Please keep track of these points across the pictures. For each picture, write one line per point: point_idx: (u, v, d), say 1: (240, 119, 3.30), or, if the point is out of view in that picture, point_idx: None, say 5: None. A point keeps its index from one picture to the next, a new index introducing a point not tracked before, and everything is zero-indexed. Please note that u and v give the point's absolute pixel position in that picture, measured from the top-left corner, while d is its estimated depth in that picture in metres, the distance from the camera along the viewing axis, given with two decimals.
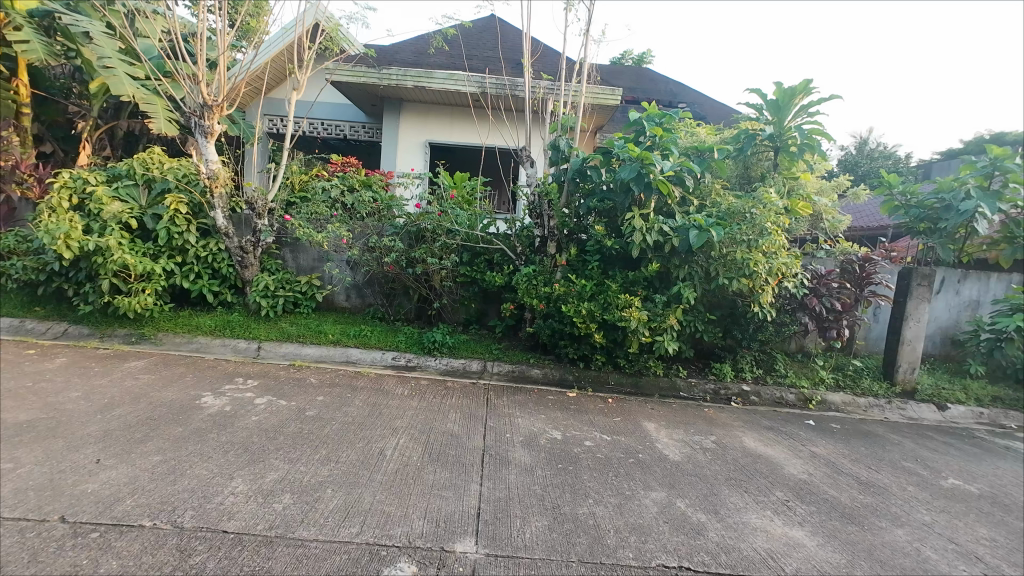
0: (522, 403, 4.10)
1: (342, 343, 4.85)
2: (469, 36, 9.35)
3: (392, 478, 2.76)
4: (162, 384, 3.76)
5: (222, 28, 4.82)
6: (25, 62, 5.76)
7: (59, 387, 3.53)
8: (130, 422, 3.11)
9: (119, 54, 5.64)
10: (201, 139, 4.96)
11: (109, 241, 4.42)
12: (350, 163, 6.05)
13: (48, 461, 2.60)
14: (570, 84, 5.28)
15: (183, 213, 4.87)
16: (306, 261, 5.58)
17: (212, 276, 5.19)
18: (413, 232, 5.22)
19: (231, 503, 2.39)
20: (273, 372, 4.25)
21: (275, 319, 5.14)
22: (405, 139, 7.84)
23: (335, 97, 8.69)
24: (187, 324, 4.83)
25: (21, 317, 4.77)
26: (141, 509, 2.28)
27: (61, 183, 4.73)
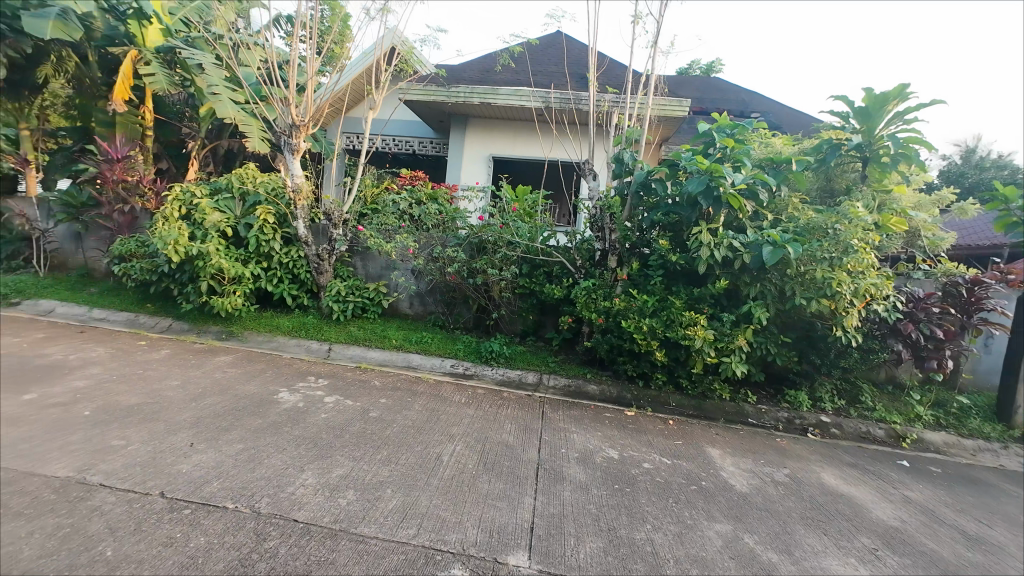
0: (578, 418, 4.03)
1: (404, 349, 5.05)
2: (534, 53, 9.56)
3: (447, 484, 2.81)
4: (246, 378, 4.12)
5: (311, 56, 5.28)
6: (151, 91, 6.65)
7: (163, 375, 3.98)
8: (218, 411, 3.43)
9: (225, 82, 6.36)
10: (288, 155, 5.44)
11: (209, 247, 4.93)
12: (418, 176, 6.35)
13: (151, 441, 2.92)
14: (636, 96, 5.20)
15: (270, 223, 5.34)
16: (374, 269, 5.91)
17: (292, 281, 5.63)
18: (475, 243, 5.36)
19: (302, 495, 2.55)
20: (341, 373, 4.51)
21: (344, 323, 5.47)
22: (470, 153, 8.12)
23: (406, 114, 9.20)
24: (269, 324, 5.27)
25: (136, 312, 5.45)
26: (224, 492, 2.50)
27: (173, 195, 5.36)
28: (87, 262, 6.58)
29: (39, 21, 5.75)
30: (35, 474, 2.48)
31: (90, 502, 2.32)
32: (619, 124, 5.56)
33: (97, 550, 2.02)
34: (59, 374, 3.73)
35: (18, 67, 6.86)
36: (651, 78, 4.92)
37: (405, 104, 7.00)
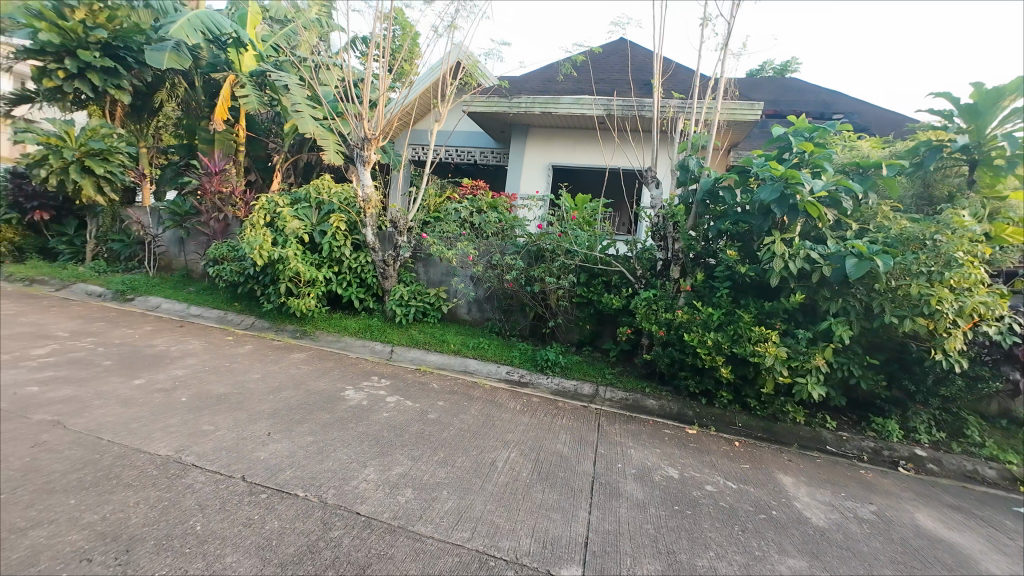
0: (635, 433, 3.91)
1: (462, 354, 5.17)
2: (597, 61, 9.51)
3: (502, 491, 2.82)
4: (317, 375, 4.40)
5: (383, 73, 5.61)
6: (245, 111, 7.37)
7: (246, 368, 4.36)
8: (292, 404, 3.70)
9: (307, 100, 6.91)
10: (360, 167, 5.79)
11: (288, 251, 5.35)
12: (479, 185, 6.51)
13: (235, 428, 3.20)
14: (704, 100, 5.00)
15: (342, 230, 5.70)
16: (435, 275, 6.12)
17: (360, 285, 5.96)
18: (533, 251, 5.38)
19: (364, 489, 2.67)
20: (402, 374, 4.70)
21: (406, 326, 5.70)
22: (530, 163, 8.21)
23: (469, 126, 9.48)
24: (338, 324, 5.61)
25: (225, 310, 6.03)
26: (296, 481, 2.67)
27: (260, 204, 5.88)
28: (187, 264, 7.38)
29: (158, 53, 6.59)
30: (141, 451, 2.80)
31: (184, 479, 2.57)
32: (685, 130, 5.37)
33: (189, 523, 2.24)
34: (162, 363, 4.20)
35: (140, 93, 7.89)
36: (720, 82, 4.72)
37: (468, 116, 7.22)
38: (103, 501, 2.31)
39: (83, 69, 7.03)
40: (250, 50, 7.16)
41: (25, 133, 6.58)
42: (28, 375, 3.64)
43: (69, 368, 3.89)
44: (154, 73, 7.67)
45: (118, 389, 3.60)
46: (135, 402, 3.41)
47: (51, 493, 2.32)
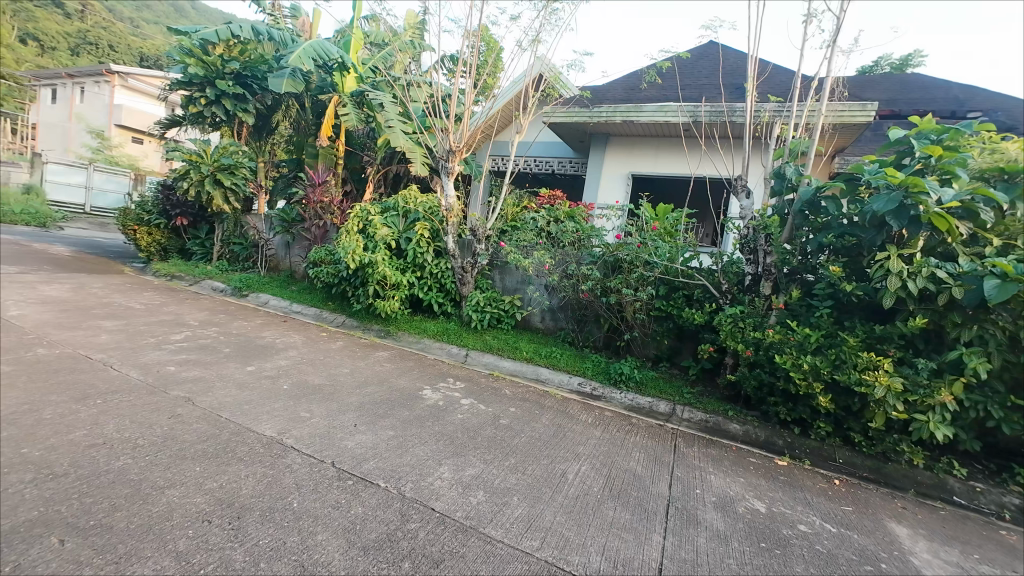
0: (717, 459, 3.65)
1: (534, 362, 5.19)
2: (684, 67, 9.17)
3: (572, 504, 2.78)
4: (398, 373, 4.68)
5: (469, 89, 5.86)
6: (345, 128, 8.10)
7: (338, 362, 4.75)
8: (376, 399, 3.95)
9: (398, 116, 7.42)
10: (444, 177, 6.08)
11: (377, 256, 5.75)
12: (557, 196, 6.55)
13: (327, 417, 3.49)
14: (807, 101, 4.59)
15: (426, 237, 6.03)
16: (511, 283, 6.25)
17: (440, 290, 6.24)
18: (610, 262, 5.27)
19: (439, 486, 2.79)
20: (476, 378, 4.84)
21: (481, 331, 5.86)
22: (609, 172, 8.10)
23: (548, 136, 9.58)
24: (418, 327, 5.92)
25: (321, 308, 6.61)
26: (378, 472, 2.85)
27: (354, 213, 6.38)
28: (292, 265, 8.22)
29: (277, 80, 7.47)
30: (252, 429, 3.16)
31: (284, 459, 2.86)
32: (783, 135, 4.98)
33: (288, 499, 2.48)
34: (269, 354, 4.72)
35: (262, 115, 8.98)
36: (826, 82, 4.32)
37: (548, 127, 7.30)
38: (222, 471, 2.64)
39: (219, 96, 8.17)
40: (352, 73, 7.86)
41: (173, 152, 7.86)
42: (169, 357, 4.28)
43: (198, 353, 4.51)
44: (274, 97, 8.71)
45: (234, 374, 4.10)
46: (248, 386, 3.85)
47: (183, 459, 2.70)
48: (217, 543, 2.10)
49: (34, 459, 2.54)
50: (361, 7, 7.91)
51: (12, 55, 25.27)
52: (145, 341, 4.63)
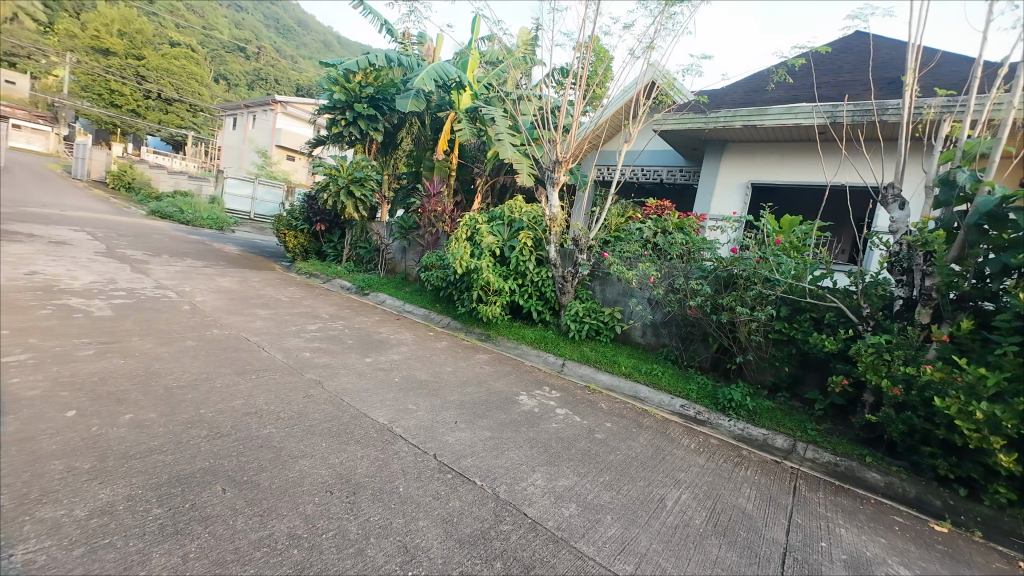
0: (849, 510, 3.14)
1: (633, 378, 4.98)
2: (820, 62, 8.22)
3: (670, 533, 2.61)
4: (496, 376, 4.83)
5: (578, 100, 5.88)
6: (459, 142, 8.68)
7: (442, 361, 5.06)
8: (475, 400, 4.12)
9: (508, 130, 7.73)
10: (549, 187, 6.15)
11: (482, 262, 6.02)
12: (665, 206, 6.26)
13: (431, 412, 3.73)
14: (992, 92, 3.79)
15: (528, 245, 6.18)
16: (611, 295, 6.12)
17: (539, 298, 6.33)
18: (723, 278, 4.89)
19: (532, 492, 2.81)
20: (572, 389, 4.79)
21: (579, 342, 5.81)
22: (725, 181, 7.53)
23: (658, 144, 9.22)
24: (517, 333, 6.06)
25: (429, 309, 7.11)
26: (474, 470, 2.96)
27: (463, 221, 6.74)
28: (406, 269, 8.97)
29: (403, 101, 8.24)
30: (367, 415, 3.50)
31: (393, 446, 3.11)
32: (954, 135, 4.18)
33: (395, 483, 2.69)
34: (383, 348, 5.20)
35: (389, 133, 10.02)
36: (1021, 66, 3.48)
37: (658, 135, 7.01)
38: (342, 449, 2.96)
39: (356, 117, 9.28)
40: (467, 90, 8.37)
41: (317, 167, 9.08)
42: (305, 344, 4.94)
43: (328, 342, 5.14)
44: (400, 116, 9.67)
45: (355, 363, 4.59)
46: (366, 376, 4.29)
47: (313, 435, 3.09)
48: (337, 513, 2.36)
49: (207, 419, 3.09)
50: (479, 29, 8.43)
51: (209, 93, 31.52)
52: (288, 329, 5.40)
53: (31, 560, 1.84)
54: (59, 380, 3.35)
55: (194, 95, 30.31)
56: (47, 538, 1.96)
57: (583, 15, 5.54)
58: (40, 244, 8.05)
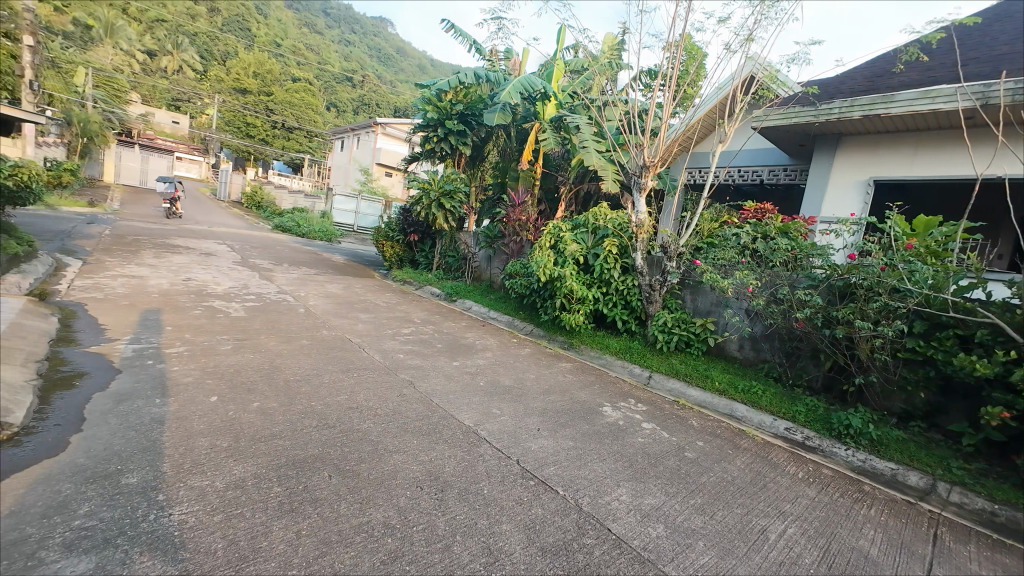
0: (1011, 571, 2.59)
1: (728, 395, 4.61)
2: (966, 36, 7.03)
3: (774, 569, 2.36)
4: (580, 386, 4.76)
5: (667, 101, 5.63)
6: (544, 151, 8.79)
7: (525, 368, 5.11)
8: (558, 408, 4.11)
9: (592, 137, 7.65)
10: (636, 193, 5.93)
11: (566, 270, 6.00)
12: (766, 208, 5.75)
13: (515, 417, 3.78)
14: None
15: (613, 253, 6.03)
16: (703, 305, 5.76)
17: (624, 307, 6.15)
18: (838, 287, 4.35)
19: (616, 508, 2.72)
20: (659, 404, 4.56)
21: (667, 354, 5.54)
22: (840, 178, 6.71)
23: (759, 143, 8.49)
24: (601, 342, 5.94)
25: (513, 316, 7.25)
26: (557, 478, 2.95)
27: (547, 229, 6.77)
28: (491, 276, 9.25)
29: (490, 114, 8.55)
30: (454, 416, 3.66)
31: (478, 448, 3.21)
32: None
33: (479, 484, 2.77)
34: (470, 353, 5.40)
35: (477, 146, 10.48)
36: None
37: (758, 132, 6.46)
38: (431, 448, 3.12)
39: (447, 133, 9.86)
40: (553, 100, 8.44)
41: (412, 182, 9.75)
42: (400, 346, 5.30)
43: (419, 345, 5.47)
44: (487, 130, 10.07)
45: (444, 366, 4.82)
46: (454, 379, 4.49)
47: (405, 432, 3.30)
48: (426, 508, 2.49)
49: (317, 411, 3.45)
50: (565, 39, 8.49)
51: (322, 120, 35.45)
52: (385, 332, 5.85)
53: (185, 519, 2.18)
54: (205, 369, 3.97)
55: (311, 122, 34.29)
56: (196, 503, 2.31)
57: (674, 14, 5.34)
58: (194, 255, 9.62)
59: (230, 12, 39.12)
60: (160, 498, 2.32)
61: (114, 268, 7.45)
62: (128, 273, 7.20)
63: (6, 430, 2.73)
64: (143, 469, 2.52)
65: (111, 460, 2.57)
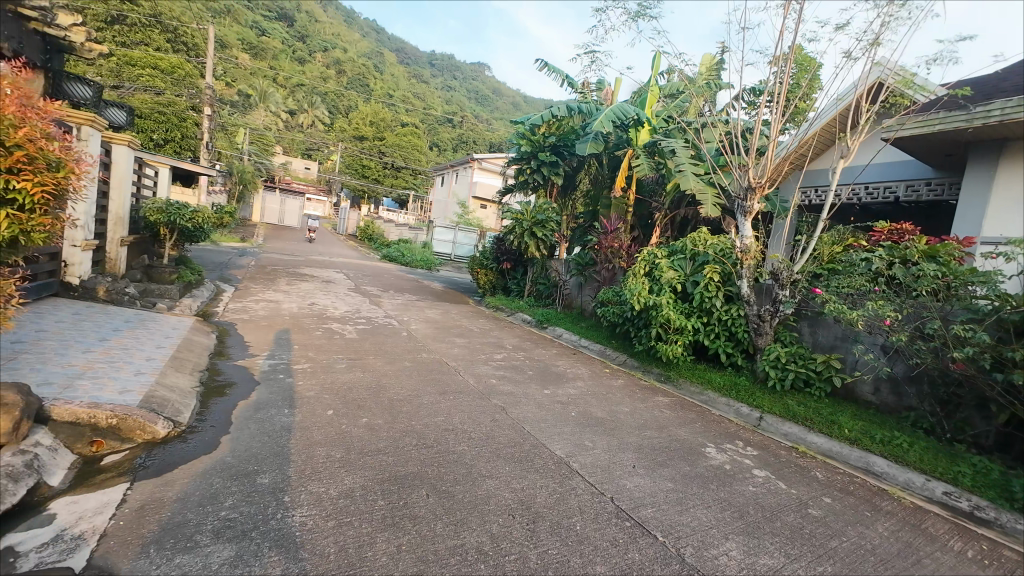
0: None
1: (862, 445, 3.96)
2: None
3: None
4: (679, 423, 4.43)
5: (776, 117, 5.20)
6: (637, 177, 8.61)
7: (618, 400, 4.91)
8: (655, 445, 3.86)
9: (689, 160, 7.33)
10: (739, 217, 5.50)
11: (662, 298, 5.71)
12: (905, 229, 4.95)
13: (609, 452, 3.63)
14: None
15: (715, 280, 5.61)
16: (826, 339, 5.10)
17: (729, 339, 5.66)
18: (1012, 322, 3.56)
19: (725, 564, 2.44)
20: (773, 449, 4.07)
21: (781, 393, 4.96)
22: (1005, 192, 5.61)
23: (892, 155, 7.46)
24: (702, 376, 5.51)
25: (605, 345, 7.07)
26: (655, 522, 2.75)
27: (642, 256, 6.55)
28: (582, 304, 9.16)
29: (583, 144, 8.66)
30: (546, 445, 3.62)
31: (571, 481, 3.13)
32: None
33: (572, 519, 2.69)
34: (561, 381, 5.33)
35: (568, 176, 10.63)
36: None
37: (890, 144, 5.68)
38: (523, 476, 3.12)
39: (540, 165, 10.18)
40: (646, 125, 8.25)
41: (505, 212, 10.15)
42: (492, 372, 5.43)
43: (511, 371, 5.56)
44: (579, 159, 10.21)
45: (535, 394, 4.82)
46: (545, 407, 4.45)
47: (498, 458, 3.34)
48: (519, 538, 2.46)
49: (417, 430, 3.64)
50: (659, 64, 8.38)
51: (426, 159, 38.74)
52: (478, 357, 6.05)
53: (305, 522, 2.41)
54: (324, 384, 4.43)
55: (416, 161, 37.57)
56: (314, 508, 2.55)
57: (782, 27, 5.02)
58: (317, 282, 10.93)
59: (353, 72, 45.12)
60: (286, 500, 2.60)
61: (257, 293, 8.75)
62: (267, 298, 8.41)
63: (177, 427, 3.29)
64: (273, 472, 2.86)
65: (250, 460, 2.97)
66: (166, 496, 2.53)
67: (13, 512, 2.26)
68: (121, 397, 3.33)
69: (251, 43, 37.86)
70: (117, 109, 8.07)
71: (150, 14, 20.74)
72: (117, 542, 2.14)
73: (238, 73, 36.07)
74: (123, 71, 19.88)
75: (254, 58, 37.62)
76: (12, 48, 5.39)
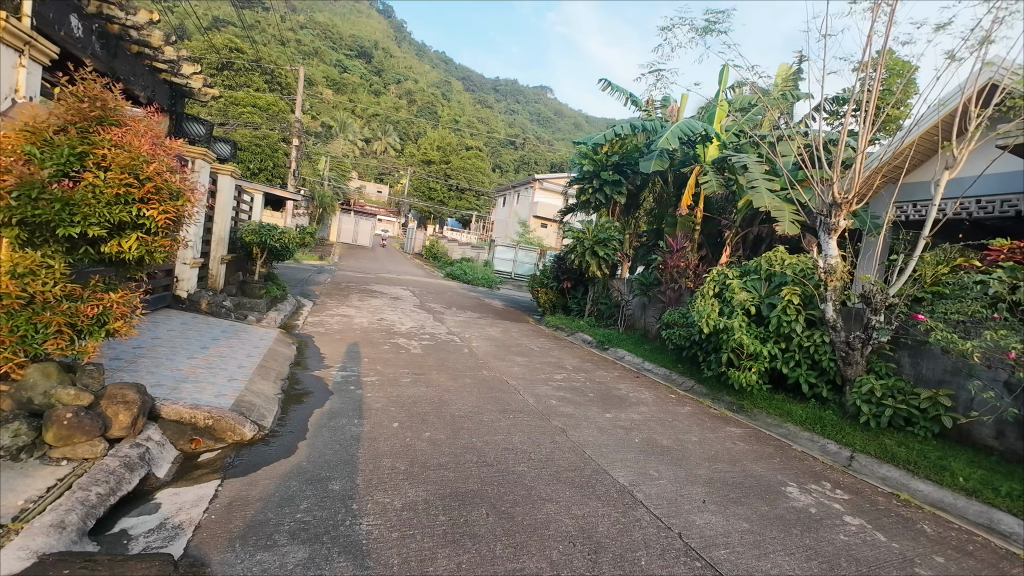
0: None
1: (984, 498, 3.41)
2: None
3: None
4: (754, 457, 4.09)
5: (863, 126, 4.78)
6: (705, 194, 8.25)
7: (685, 429, 4.64)
8: (728, 479, 3.59)
9: (763, 175, 6.93)
10: (822, 234, 5.06)
11: (733, 321, 5.36)
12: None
13: (675, 483, 3.43)
14: None
15: (794, 303, 5.16)
16: (931, 372, 4.51)
17: (812, 367, 5.17)
18: None
19: None
20: (869, 495, 3.63)
21: (876, 431, 4.43)
22: None
23: (1010, 164, 6.55)
24: (780, 408, 5.07)
25: (671, 369, 6.75)
26: (729, 565, 2.54)
27: (711, 276, 6.24)
28: (646, 325, 8.85)
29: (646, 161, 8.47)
30: (608, 472, 3.49)
31: (634, 512, 2.99)
32: None
33: (636, 553, 2.55)
34: (624, 406, 5.15)
35: (631, 194, 10.48)
36: None
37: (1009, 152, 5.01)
38: (585, 502, 3.03)
39: (602, 184, 10.13)
40: (715, 141, 8.01)
41: (567, 232, 10.15)
42: (552, 392, 5.36)
43: (571, 392, 5.46)
44: (643, 177, 10.04)
45: (596, 417, 4.69)
46: (606, 432, 4.31)
47: (558, 481, 3.27)
48: (580, 567, 2.38)
49: (477, 447, 3.68)
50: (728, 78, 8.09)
51: (489, 180, 39.84)
52: (538, 376, 6.02)
53: (371, 531, 2.50)
54: (391, 398, 4.60)
55: (479, 183, 38.76)
56: (379, 518, 2.63)
57: (870, 31, 4.65)
58: (386, 299, 11.54)
59: (423, 102, 48.07)
60: (354, 508, 2.71)
61: (333, 308, 9.40)
62: (341, 313, 8.99)
63: (262, 431, 3.58)
64: (343, 479, 3.01)
65: (324, 467, 3.15)
66: (251, 494, 2.75)
67: (128, 498, 2.56)
68: (216, 400, 3.67)
69: (334, 79, 41.63)
70: (222, 143, 9.13)
71: (253, 61, 23.58)
72: (209, 534, 2.34)
73: (323, 107, 39.73)
74: (229, 109, 22.66)
75: (336, 93, 41.31)
76: (147, 96, 6.34)
